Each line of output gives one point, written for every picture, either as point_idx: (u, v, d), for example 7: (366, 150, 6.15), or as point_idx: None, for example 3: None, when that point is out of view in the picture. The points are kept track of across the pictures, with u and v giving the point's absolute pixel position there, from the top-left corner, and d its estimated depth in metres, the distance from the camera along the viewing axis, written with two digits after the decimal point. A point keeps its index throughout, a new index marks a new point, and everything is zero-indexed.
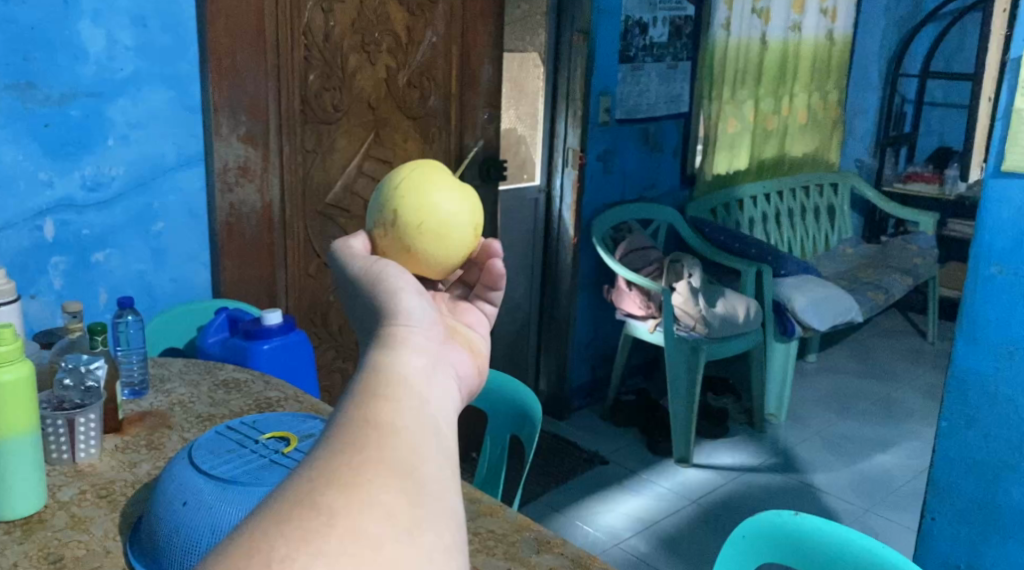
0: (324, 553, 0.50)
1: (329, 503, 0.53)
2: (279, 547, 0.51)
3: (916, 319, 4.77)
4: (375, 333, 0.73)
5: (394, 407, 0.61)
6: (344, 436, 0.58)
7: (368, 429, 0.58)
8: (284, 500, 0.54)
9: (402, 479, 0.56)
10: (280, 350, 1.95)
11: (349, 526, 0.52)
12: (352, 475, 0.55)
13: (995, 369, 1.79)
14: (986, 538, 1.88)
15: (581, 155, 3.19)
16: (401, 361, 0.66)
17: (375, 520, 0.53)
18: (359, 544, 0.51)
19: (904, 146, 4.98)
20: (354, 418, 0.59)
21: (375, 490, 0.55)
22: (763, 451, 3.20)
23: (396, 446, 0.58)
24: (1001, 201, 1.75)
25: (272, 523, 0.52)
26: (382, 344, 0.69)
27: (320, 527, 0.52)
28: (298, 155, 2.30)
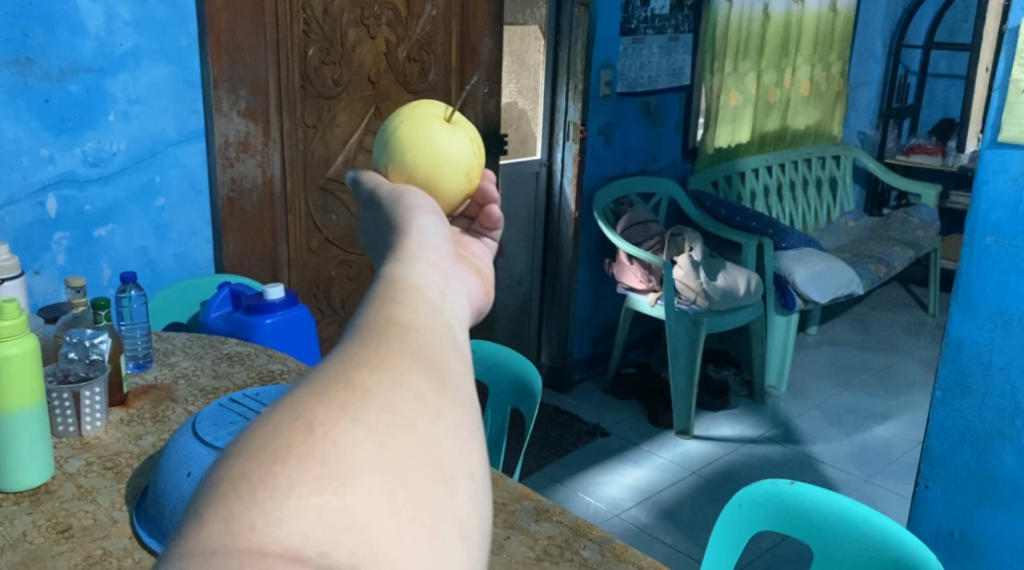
0: (363, 420, 0.47)
1: (362, 380, 0.49)
2: (319, 413, 0.46)
3: (917, 292, 4.77)
4: (386, 246, 0.68)
5: (408, 309, 0.56)
6: (366, 326, 0.54)
7: (390, 328, 0.54)
8: (312, 379, 0.49)
9: (426, 368, 0.52)
10: (282, 324, 1.97)
11: (383, 402, 0.48)
12: (378, 360, 0.50)
13: (990, 340, 1.80)
14: (976, 505, 1.90)
15: (582, 129, 3.18)
16: (418, 270, 0.61)
17: (406, 396, 0.49)
18: (393, 416, 0.48)
19: (907, 118, 4.96)
20: (372, 319, 0.54)
21: (402, 374, 0.50)
22: (762, 422, 3.23)
23: (416, 340, 0.53)
24: (1000, 170, 1.74)
25: (306, 396, 0.47)
26: (396, 252, 0.64)
27: (358, 400, 0.48)
28: (299, 130, 2.30)
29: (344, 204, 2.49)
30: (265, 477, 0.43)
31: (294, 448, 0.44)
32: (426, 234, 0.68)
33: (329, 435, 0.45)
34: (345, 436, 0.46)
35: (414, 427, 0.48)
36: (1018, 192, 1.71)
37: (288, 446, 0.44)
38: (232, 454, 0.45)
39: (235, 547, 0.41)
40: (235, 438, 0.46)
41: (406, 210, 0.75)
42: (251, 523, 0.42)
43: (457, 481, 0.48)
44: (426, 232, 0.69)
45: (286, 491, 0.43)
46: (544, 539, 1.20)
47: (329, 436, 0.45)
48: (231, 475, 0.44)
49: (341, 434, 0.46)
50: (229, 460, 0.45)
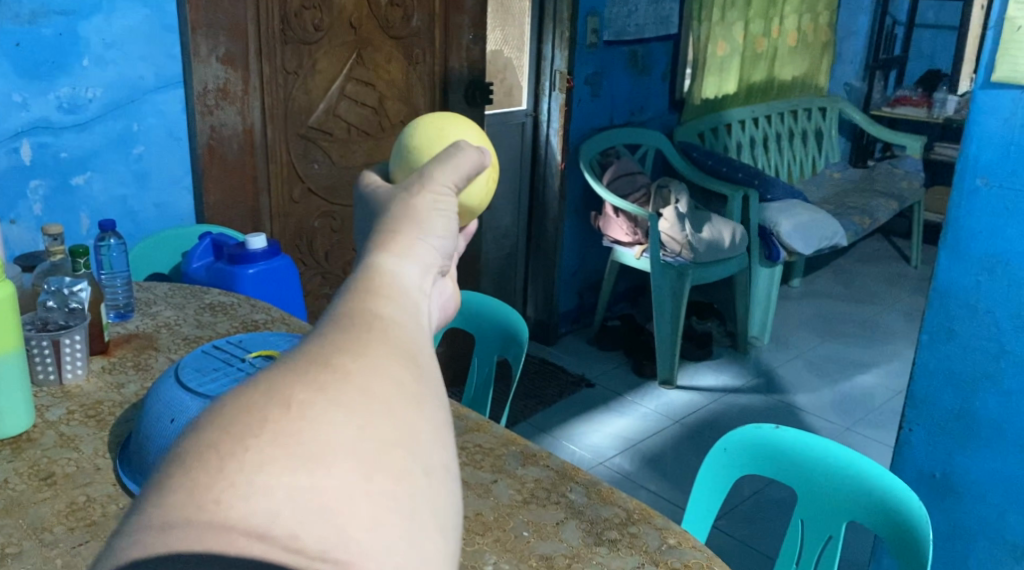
0: (344, 402, 0.47)
1: (343, 363, 0.49)
2: (297, 392, 0.46)
3: (900, 244, 4.80)
4: (382, 214, 0.63)
5: (384, 303, 0.55)
6: (344, 317, 0.53)
7: (366, 321, 0.53)
8: (293, 359, 0.49)
9: (405, 359, 0.52)
10: (265, 274, 1.95)
11: (361, 385, 0.48)
12: (357, 347, 0.50)
13: (978, 284, 1.53)
14: (957, 447, 1.64)
15: (569, 78, 3.14)
16: (405, 262, 0.58)
17: (385, 383, 0.49)
18: (372, 400, 0.48)
19: (893, 69, 4.93)
20: (345, 314, 0.54)
21: (382, 360, 0.50)
22: (745, 372, 3.26)
23: (395, 332, 0.53)
24: (991, 111, 1.46)
25: (285, 373, 0.48)
26: (390, 228, 0.61)
27: (336, 382, 0.47)
28: (279, 77, 2.25)
29: (327, 153, 2.44)
30: (233, 452, 0.43)
31: (269, 423, 0.44)
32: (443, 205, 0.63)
33: (306, 414, 0.45)
34: (323, 417, 0.45)
35: (394, 411, 0.48)
36: (1013, 133, 1.44)
37: (262, 422, 0.44)
38: (197, 427, 0.45)
39: (197, 522, 0.41)
40: (209, 409, 0.46)
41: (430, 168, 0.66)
42: (216, 496, 0.42)
43: (436, 474, 0.48)
44: (441, 213, 0.63)
45: (256, 467, 0.43)
46: (530, 483, 1.21)
47: (305, 415, 0.45)
48: (200, 447, 0.43)
49: (317, 415, 0.45)
50: (199, 430, 0.45)
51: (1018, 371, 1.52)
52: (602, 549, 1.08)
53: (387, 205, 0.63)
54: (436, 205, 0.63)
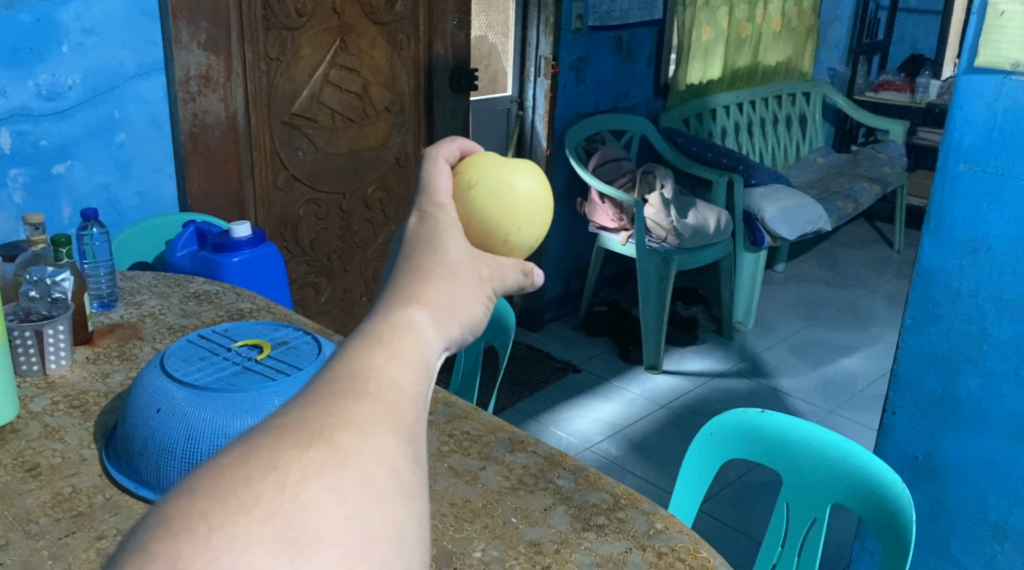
0: (337, 486, 0.43)
1: (344, 441, 0.45)
2: (294, 470, 0.43)
3: (883, 228, 4.83)
4: (417, 266, 0.60)
5: (402, 362, 0.52)
6: (352, 378, 0.49)
7: (377, 385, 0.49)
8: (293, 426, 0.45)
9: (410, 446, 0.48)
10: (249, 263, 1.94)
11: (360, 469, 0.45)
12: (364, 422, 0.47)
13: (961, 268, 1.51)
14: (940, 428, 1.62)
15: (553, 64, 3.14)
16: (436, 329, 0.55)
17: (383, 470, 0.45)
18: (366, 487, 0.44)
19: (877, 54, 4.95)
20: (361, 360, 0.51)
21: (387, 441, 0.47)
22: (731, 356, 3.28)
23: (405, 408, 0.49)
24: (973, 97, 1.44)
25: (282, 442, 0.44)
26: (434, 287, 0.58)
27: (335, 463, 0.44)
28: (262, 63, 2.23)
29: (311, 140, 2.43)
30: (224, 523, 0.40)
31: (262, 501, 0.41)
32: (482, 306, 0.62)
33: (299, 496, 0.42)
34: (315, 502, 0.42)
35: (388, 503, 0.45)
36: (996, 118, 1.42)
37: (257, 497, 0.41)
38: (185, 489, 0.42)
39: None
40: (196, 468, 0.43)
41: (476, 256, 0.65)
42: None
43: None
44: (474, 304, 0.61)
45: (241, 545, 0.39)
46: (518, 469, 1.21)
47: (298, 497, 0.42)
48: (186, 513, 0.40)
49: (311, 499, 0.42)
50: (186, 494, 0.41)
51: (1000, 354, 1.50)
52: (590, 534, 1.08)
53: (437, 261, 0.61)
54: (475, 301, 0.61)
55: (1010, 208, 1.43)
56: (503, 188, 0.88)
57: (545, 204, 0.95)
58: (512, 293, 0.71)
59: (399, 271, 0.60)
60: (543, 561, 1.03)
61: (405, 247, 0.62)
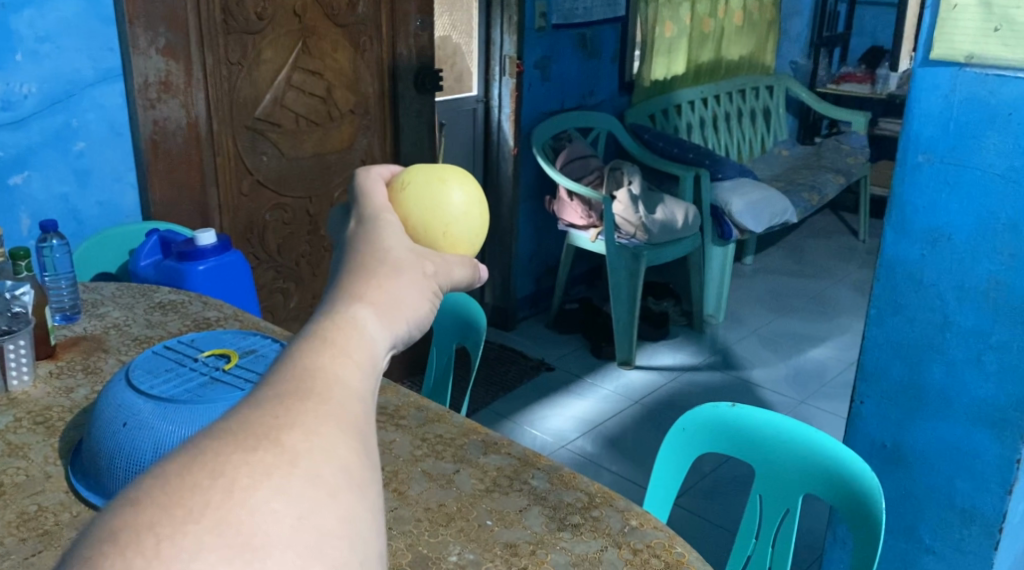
0: (287, 488, 0.42)
1: (292, 442, 0.44)
2: (240, 475, 0.41)
3: (848, 219, 4.89)
4: (360, 264, 0.59)
5: (349, 362, 0.51)
6: (296, 380, 0.49)
7: (325, 384, 0.49)
8: (237, 429, 0.44)
9: (357, 443, 0.47)
10: (215, 271, 1.91)
11: (309, 470, 0.44)
12: (311, 421, 0.46)
13: (923, 258, 1.48)
14: (907, 417, 1.58)
15: (518, 62, 3.13)
16: (380, 324, 0.55)
17: (333, 468, 0.45)
18: (318, 486, 0.43)
19: (837, 46, 5.01)
20: (305, 362, 0.50)
21: (335, 441, 0.46)
22: (702, 350, 3.30)
23: (352, 407, 0.49)
24: (931, 88, 1.42)
25: (225, 447, 0.43)
26: (376, 285, 0.57)
27: (283, 464, 0.43)
28: (222, 68, 2.20)
29: (275, 145, 2.40)
30: (173, 534, 0.38)
31: (209, 508, 0.39)
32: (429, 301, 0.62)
33: (248, 501, 0.40)
34: (265, 506, 0.41)
35: (342, 501, 0.44)
36: (952, 109, 1.39)
37: (204, 503, 0.39)
38: (126, 501, 0.39)
39: None
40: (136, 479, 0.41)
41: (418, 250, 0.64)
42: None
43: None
44: (420, 297, 0.60)
45: (191, 553, 0.37)
46: (492, 471, 1.21)
47: (247, 502, 0.40)
48: (132, 524, 0.38)
49: (261, 502, 0.41)
50: (129, 506, 0.39)
51: (963, 341, 1.47)
52: (565, 534, 1.08)
53: (379, 259, 0.60)
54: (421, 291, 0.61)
55: (968, 198, 1.40)
56: (436, 187, 0.89)
57: (477, 218, 0.95)
58: (459, 286, 0.71)
59: (342, 272, 0.59)
60: (519, 562, 1.03)
61: (348, 249, 0.62)
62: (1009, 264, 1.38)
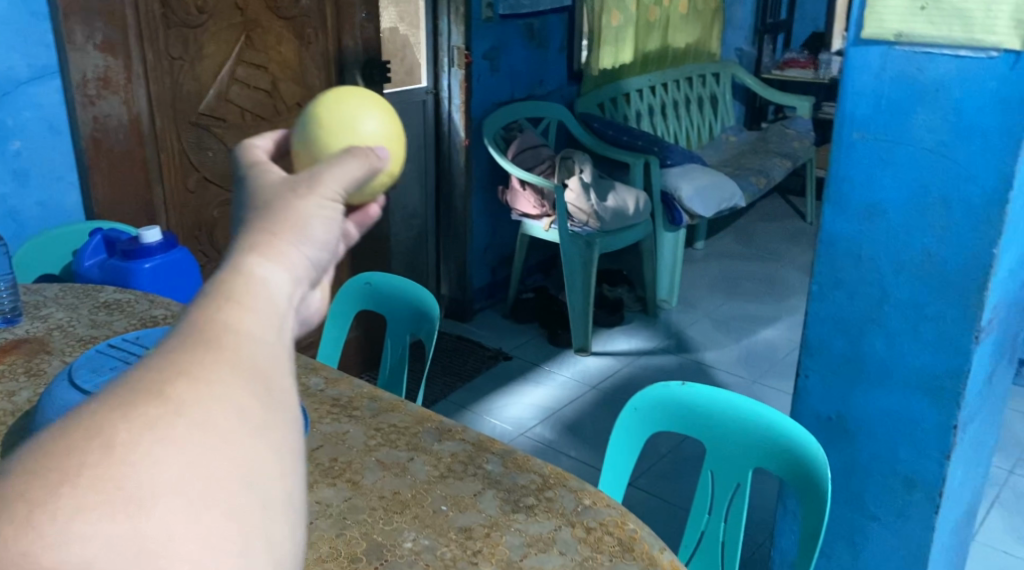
0: (171, 439, 0.48)
1: (178, 393, 0.50)
2: (120, 431, 0.47)
3: (796, 202, 4.98)
4: (256, 214, 0.65)
5: (245, 311, 0.57)
6: (191, 334, 0.54)
7: (220, 335, 0.55)
8: (127, 387, 0.50)
9: (252, 383, 0.54)
10: (162, 269, 1.88)
11: (196, 417, 0.50)
12: (203, 372, 0.52)
13: (861, 233, 1.51)
14: (850, 389, 1.61)
15: (466, 54, 3.13)
16: (275, 268, 0.60)
17: (223, 413, 0.51)
18: (207, 433, 0.50)
19: (780, 33, 5.10)
20: (203, 315, 0.56)
21: (224, 388, 0.52)
22: (656, 335, 3.34)
23: (247, 353, 0.55)
24: (863, 68, 1.43)
25: (112, 406, 0.48)
26: (267, 235, 0.62)
27: (168, 415, 0.49)
28: (164, 62, 2.17)
29: (220, 139, 2.36)
30: (53, 497, 0.45)
31: (88, 467, 0.46)
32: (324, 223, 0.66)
33: (128, 457, 0.47)
34: (148, 457, 0.47)
35: (234, 444, 0.51)
36: (883, 88, 1.42)
37: (81, 466, 0.46)
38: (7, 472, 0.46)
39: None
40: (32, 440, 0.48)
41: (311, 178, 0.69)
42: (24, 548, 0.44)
43: (275, 509, 0.51)
44: (320, 224, 0.65)
45: (71, 516, 0.44)
46: (446, 457, 1.21)
47: (127, 459, 0.47)
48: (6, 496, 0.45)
49: (144, 455, 0.47)
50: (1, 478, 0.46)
51: (901, 313, 1.50)
52: (519, 515, 1.09)
53: (277, 207, 0.65)
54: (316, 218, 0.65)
55: (902, 173, 1.43)
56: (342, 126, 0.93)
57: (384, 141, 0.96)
58: (359, 182, 0.74)
59: (241, 224, 0.64)
60: (473, 546, 1.04)
61: (249, 201, 0.67)
62: (941, 237, 1.41)
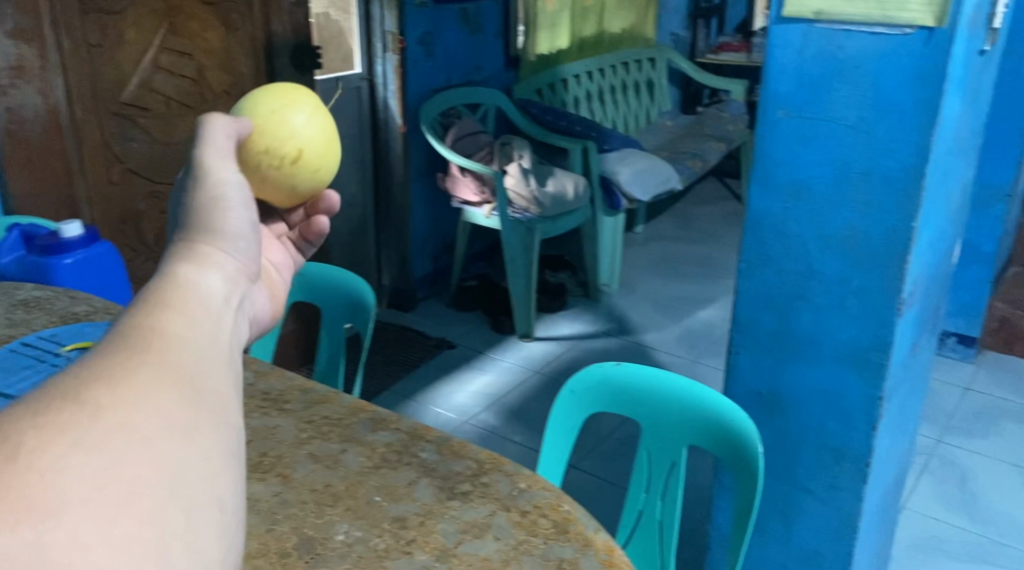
0: (85, 444, 0.52)
1: (96, 398, 0.54)
2: (28, 438, 0.51)
3: (732, 185, 5.05)
4: (187, 238, 0.74)
5: (178, 317, 0.64)
6: (123, 339, 0.60)
7: (152, 336, 0.61)
8: (51, 392, 0.54)
9: (179, 383, 0.59)
10: (84, 264, 1.82)
11: (116, 421, 0.54)
12: (129, 380, 0.57)
13: (786, 210, 1.53)
14: (781, 365, 1.63)
15: (400, 38, 3.09)
16: (210, 274, 0.69)
17: (145, 414, 0.55)
18: (123, 433, 0.53)
19: (714, 17, 5.15)
20: (135, 324, 0.62)
21: (148, 392, 0.57)
22: (598, 318, 3.36)
23: (176, 354, 0.61)
24: (786, 46, 1.44)
25: (30, 412, 0.52)
26: (198, 253, 0.71)
27: (88, 417, 0.53)
28: (81, 51, 2.08)
29: (145, 130, 2.29)
30: None
31: None
32: (229, 253, 0.73)
33: (34, 464, 0.50)
34: (57, 463, 0.50)
35: (154, 447, 0.54)
36: (805, 65, 1.43)
37: None
38: None
39: None
40: None
41: (218, 191, 0.80)
42: None
43: (199, 509, 0.55)
44: (235, 224, 0.77)
45: None
46: (380, 447, 1.19)
47: (36, 467, 0.50)
48: None
49: (52, 461, 0.50)
50: None
51: (827, 287, 1.52)
52: (454, 502, 1.08)
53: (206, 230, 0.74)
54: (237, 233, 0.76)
55: (824, 150, 1.45)
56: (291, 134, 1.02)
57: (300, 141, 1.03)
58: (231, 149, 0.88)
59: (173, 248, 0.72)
60: (407, 535, 1.02)
61: (183, 226, 0.76)
62: (863, 212, 1.44)
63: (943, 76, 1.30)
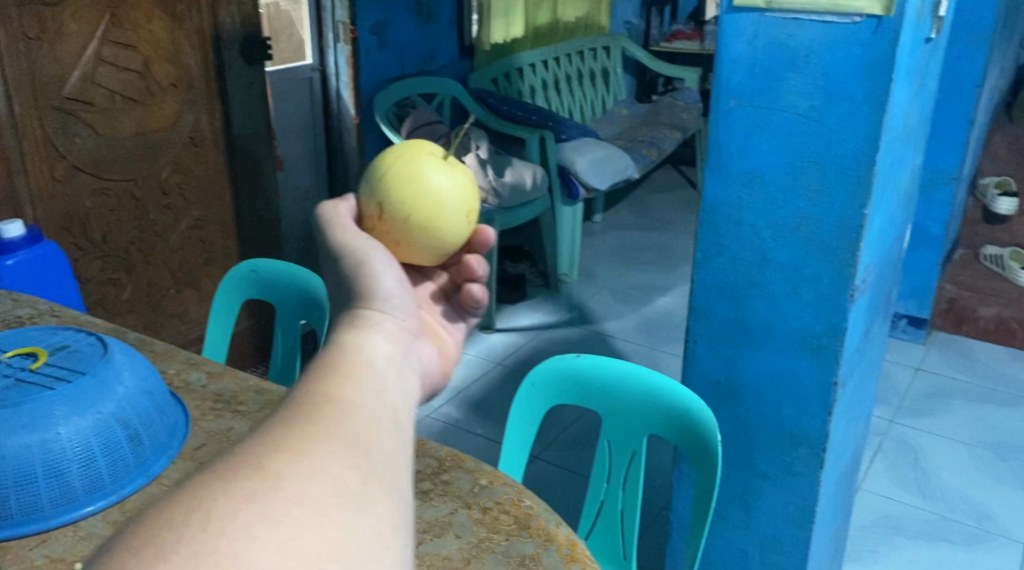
0: (266, 514, 0.53)
1: (277, 467, 0.56)
2: (219, 504, 0.53)
3: (688, 172, 5.09)
4: (349, 310, 0.77)
5: (351, 386, 0.66)
6: (301, 408, 0.62)
7: (328, 404, 0.63)
8: (237, 459, 0.56)
9: (354, 453, 0.59)
10: (27, 266, 1.75)
11: (297, 491, 0.55)
12: (310, 447, 0.58)
13: (741, 200, 1.53)
14: (736, 353, 1.65)
15: (353, 29, 3.04)
16: (374, 343, 0.72)
17: (323, 486, 0.56)
18: (303, 506, 0.54)
19: (666, 5, 5.17)
20: (311, 392, 0.64)
21: (324, 461, 0.58)
22: (558, 308, 3.36)
23: (352, 421, 0.62)
24: (738, 36, 1.44)
25: (216, 480, 0.55)
26: (361, 324, 0.74)
27: (268, 486, 0.54)
28: (18, 44, 2.02)
29: (90, 125, 2.23)
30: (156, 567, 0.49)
31: (183, 540, 0.50)
32: (388, 318, 0.76)
33: (223, 531, 0.51)
34: (244, 532, 0.51)
35: (329, 518, 0.54)
36: (756, 55, 1.43)
37: (178, 540, 0.50)
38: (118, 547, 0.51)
39: None
40: (141, 513, 0.54)
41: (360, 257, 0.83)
42: None
43: None
44: (386, 286, 0.80)
45: None
46: None
47: (226, 533, 0.51)
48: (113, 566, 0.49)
49: (240, 530, 0.51)
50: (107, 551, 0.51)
51: (781, 275, 1.54)
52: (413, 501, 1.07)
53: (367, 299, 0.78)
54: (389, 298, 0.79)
55: (778, 140, 1.45)
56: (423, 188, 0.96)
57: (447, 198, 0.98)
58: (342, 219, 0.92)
59: (338, 321, 0.76)
60: None
61: (347, 297, 0.80)
62: (817, 200, 1.45)
63: (893, 64, 1.31)
